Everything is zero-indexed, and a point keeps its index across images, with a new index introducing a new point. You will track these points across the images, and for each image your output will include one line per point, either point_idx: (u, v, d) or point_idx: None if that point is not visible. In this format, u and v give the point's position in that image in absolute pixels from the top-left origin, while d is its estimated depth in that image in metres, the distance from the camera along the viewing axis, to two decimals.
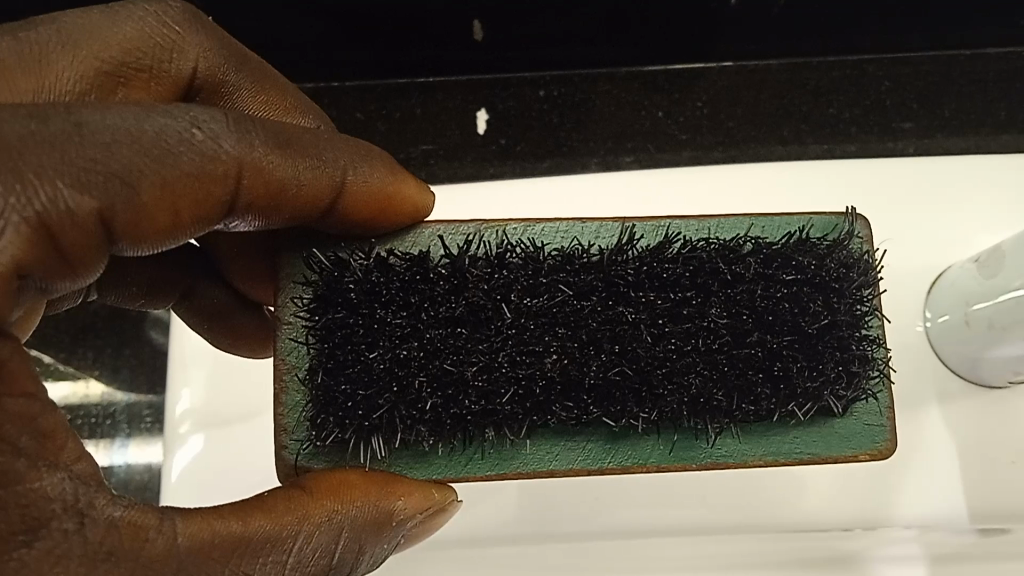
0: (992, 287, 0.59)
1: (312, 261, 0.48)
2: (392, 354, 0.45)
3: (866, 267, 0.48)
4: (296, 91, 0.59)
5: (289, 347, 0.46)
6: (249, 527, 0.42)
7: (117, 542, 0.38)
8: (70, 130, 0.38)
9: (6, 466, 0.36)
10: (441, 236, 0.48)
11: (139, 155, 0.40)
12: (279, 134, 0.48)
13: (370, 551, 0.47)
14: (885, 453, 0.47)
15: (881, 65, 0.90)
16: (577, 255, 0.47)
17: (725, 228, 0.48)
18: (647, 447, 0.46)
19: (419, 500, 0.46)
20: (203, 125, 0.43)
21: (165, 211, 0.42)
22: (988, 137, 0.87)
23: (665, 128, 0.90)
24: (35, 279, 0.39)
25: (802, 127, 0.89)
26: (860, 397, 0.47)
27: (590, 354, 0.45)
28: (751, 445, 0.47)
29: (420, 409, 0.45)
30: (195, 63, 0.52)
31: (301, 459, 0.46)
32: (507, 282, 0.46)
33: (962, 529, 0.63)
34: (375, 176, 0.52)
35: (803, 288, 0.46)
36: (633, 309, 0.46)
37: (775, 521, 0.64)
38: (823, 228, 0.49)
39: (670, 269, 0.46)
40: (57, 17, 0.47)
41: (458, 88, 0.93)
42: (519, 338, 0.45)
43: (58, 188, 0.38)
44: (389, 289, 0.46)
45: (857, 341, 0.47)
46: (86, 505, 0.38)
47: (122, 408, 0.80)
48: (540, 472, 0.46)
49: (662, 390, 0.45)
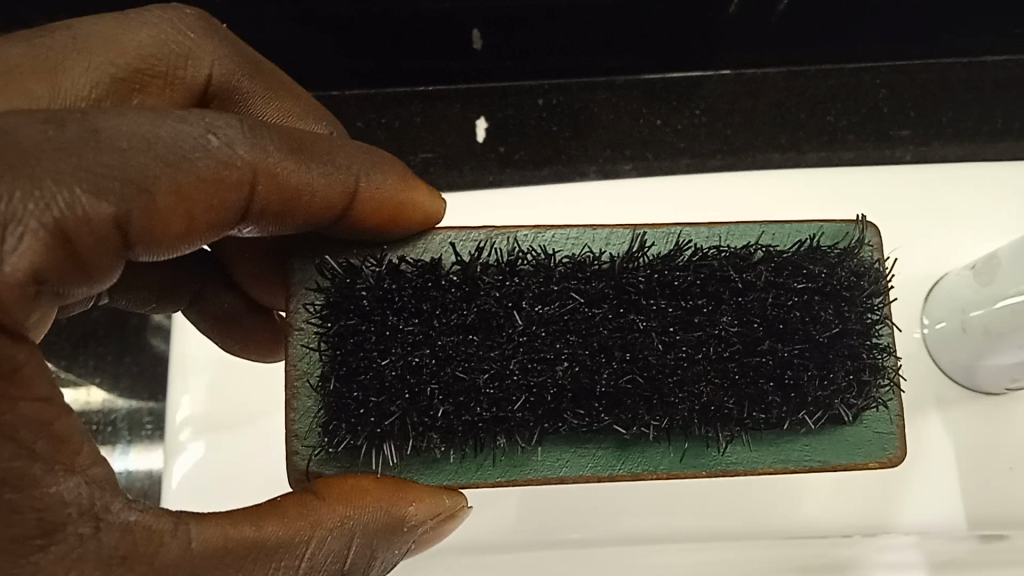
0: (988, 295, 0.59)
1: (324, 267, 0.48)
2: (404, 361, 0.45)
3: (877, 275, 0.48)
4: (307, 96, 0.59)
5: (301, 353, 0.47)
6: (263, 531, 0.42)
7: (132, 547, 0.38)
8: (86, 137, 0.38)
9: (22, 471, 0.36)
10: (452, 243, 0.48)
11: (154, 160, 0.40)
12: (292, 139, 0.48)
13: (382, 556, 0.47)
14: (893, 461, 0.48)
15: (878, 73, 0.91)
16: (589, 263, 0.47)
17: (735, 235, 0.49)
18: (657, 454, 0.47)
19: (430, 506, 0.46)
20: (218, 131, 0.44)
21: (179, 216, 0.43)
22: (984, 145, 0.88)
23: (663, 136, 0.91)
24: (53, 284, 0.38)
25: (800, 135, 0.90)
26: (870, 405, 0.47)
27: (602, 362, 0.45)
28: (761, 453, 0.47)
29: (433, 416, 0.45)
30: (209, 70, 0.52)
31: (312, 466, 0.46)
32: (518, 289, 0.46)
33: (960, 534, 0.64)
34: (386, 182, 0.52)
35: (813, 296, 0.47)
36: (644, 317, 0.46)
37: (775, 528, 0.64)
38: (834, 236, 0.49)
39: (681, 277, 0.46)
40: (72, 23, 0.48)
41: (458, 96, 0.93)
42: (530, 346, 0.46)
43: (75, 193, 0.38)
44: (401, 295, 0.46)
45: (867, 349, 0.47)
46: (102, 509, 0.38)
47: (123, 415, 0.80)
48: (551, 479, 0.46)
49: (674, 398, 0.45)
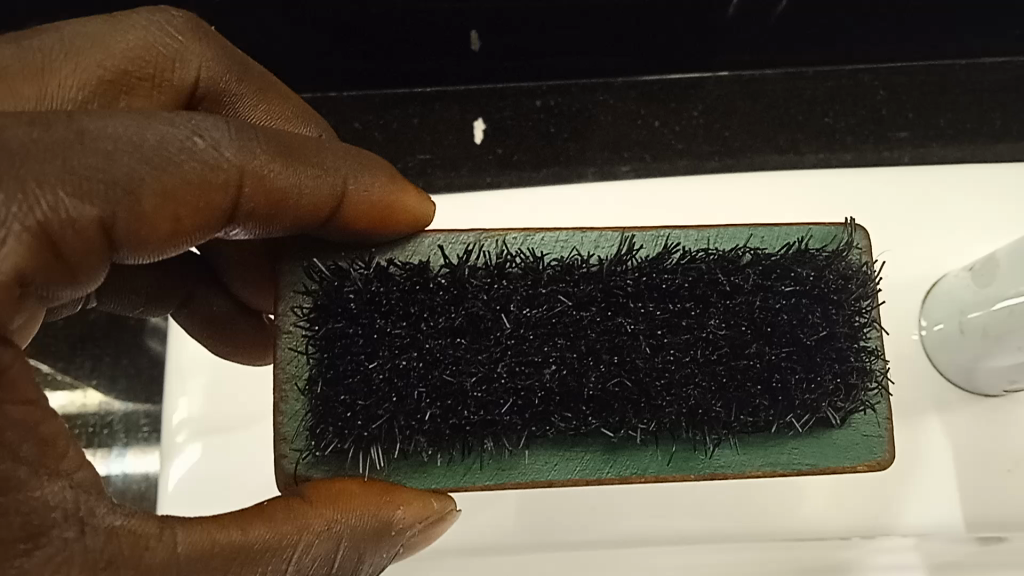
0: (987, 297, 0.59)
1: (312, 271, 0.47)
2: (392, 364, 0.45)
3: (865, 278, 0.48)
4: (296, 98, 0.59)
5: (289, 356, 0.47)
6: (249, 536, 0.41)
7: (118, 550, 0.38)
8: (72, 138, 0.38)
9: (8, 474, 0.36)
10: (441, 245, 0.48)
11: (141, 162, 0.40)
12: (280, 142, 0.48)
13: (370, 560, 0.47)
14: (883, 464, 0.47)
15: (877, 75, 0.91)
16: (577, 266, 0.47)
17: (724, 238, 0.49)
18: (646, 457, 0.46)
19: (418, 509, 0.46)
20: (205, 133, 0.43)
21: (166, 218, 0.42)
22: (984, 146, 0.87)
23: (661, 137, 0.90)
24: (38, 287, 0.38)
25: (798, 137, 0.89)
26: (858, 409, 0.47)
27: (590, 365, 0.45)
28: (750, 456, 0.47)
29: (420, 419, 0.45)
30: (197, 72, 0.52)
31: (300, 469, 0.46)
32: (507, 292, 0.46)
33: (960, 537, 0.63)
34: (375, 185, 0.52)
35: (801, 299, 0.47)
36: (632, 320, 0.46)
37: (773, 529, 0.64)
38: (823, 239, 0.49)
39: (670, 280, 0.46)
40: (59, 26, 0.47)
41: (456, 98, 0.93)
42: (518, 349, 0.45)
43: (60, 196, 0.37)
44: (389, 298, 0.46)
45: (855, 353, 0.47)
46: (87, 512, 0.38)
47: (119, 417, 0.80)
48: (539, 482, 0.46)
49: (662, 401, 0.45)
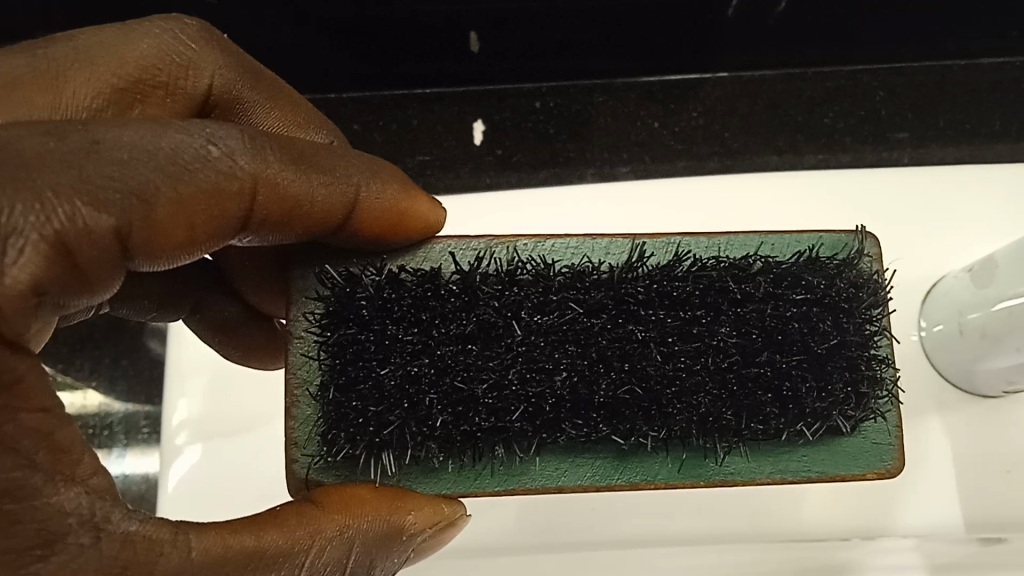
0: (986, 297, 0.59)
1: (324, 276, 0.48)
2: (403, 370, 0.45)
3: (876, 287, 0.48)
4: (307, 104, 0.59)
5: (301, 361, 0.47)
6: (263, 541, 0.42)
7: (132, 556, 0.38)
8: (88, 148, 0.38)
9: (22, 481, 0.36)
10: (452, 252, 0.48)
11: (154, 171, 0.40)
12: (293, 149, 0.48)
13: (381, 564, 0.47)
14: (892, 472, 0.47)
15: (876, 76, 0.91)
16: (588, 273, 0.47)
17: (735, 246, 0.49)
18: (656, 464, 0.47)
19: (430, 514, 0.46)
20: (219, 141, 0.44)
21: (180, 226, 0.42)
22: (983, 147, 0.87)
23: (661, 138, 0.90)
24: (52, 295, 0.38)
25: (798, 138, 0.89)
26: (868, 417, 0.47)
27: (601, 372, 0.46)
28: (759, 463, 0.47)
29: (431, 425, 0.45)
30: (210, 80, 0.53)
31: (311, 474, 0.46)
32: (518, 299, 0.46)
33: (960, 537, 0.64)
34: (388, 192, 0.52)
35: (812, 307, 0.47)
36: (643, 327, 0.46)
37: (771, 531, 0.64)
38: (833, 247, 0.49)
39: (681, 287, 0.47)
40: (74, 34, 0.48)
41: (455, 99, 0.93)
42: (530, 356, 0.46)
43: (76, 206, 0.38)
44: (401, 305, 0.46)
45: (865, 361, 0.47)
46: (102, 519, 0.38)
47: (119, 418, 0.81)
48: (549, 488, 0.46)
49: (672, 408, 0.45)
